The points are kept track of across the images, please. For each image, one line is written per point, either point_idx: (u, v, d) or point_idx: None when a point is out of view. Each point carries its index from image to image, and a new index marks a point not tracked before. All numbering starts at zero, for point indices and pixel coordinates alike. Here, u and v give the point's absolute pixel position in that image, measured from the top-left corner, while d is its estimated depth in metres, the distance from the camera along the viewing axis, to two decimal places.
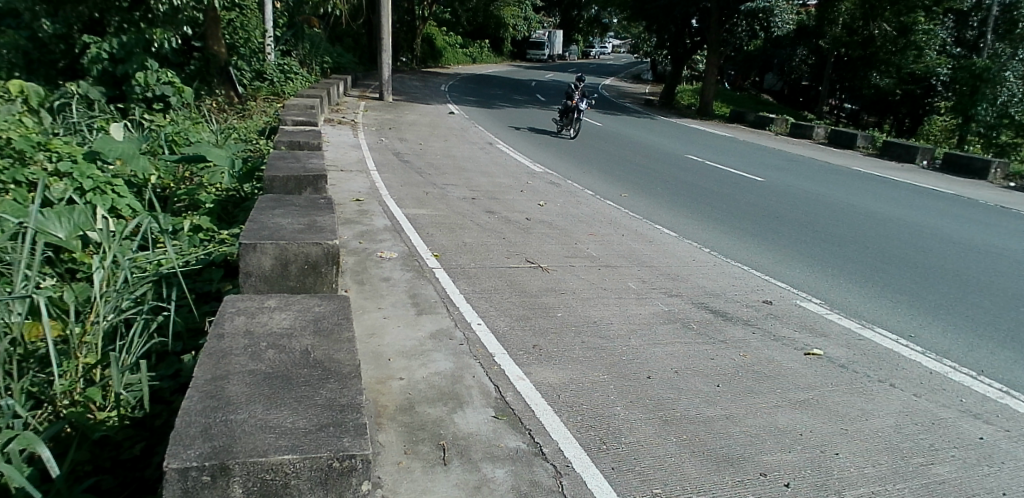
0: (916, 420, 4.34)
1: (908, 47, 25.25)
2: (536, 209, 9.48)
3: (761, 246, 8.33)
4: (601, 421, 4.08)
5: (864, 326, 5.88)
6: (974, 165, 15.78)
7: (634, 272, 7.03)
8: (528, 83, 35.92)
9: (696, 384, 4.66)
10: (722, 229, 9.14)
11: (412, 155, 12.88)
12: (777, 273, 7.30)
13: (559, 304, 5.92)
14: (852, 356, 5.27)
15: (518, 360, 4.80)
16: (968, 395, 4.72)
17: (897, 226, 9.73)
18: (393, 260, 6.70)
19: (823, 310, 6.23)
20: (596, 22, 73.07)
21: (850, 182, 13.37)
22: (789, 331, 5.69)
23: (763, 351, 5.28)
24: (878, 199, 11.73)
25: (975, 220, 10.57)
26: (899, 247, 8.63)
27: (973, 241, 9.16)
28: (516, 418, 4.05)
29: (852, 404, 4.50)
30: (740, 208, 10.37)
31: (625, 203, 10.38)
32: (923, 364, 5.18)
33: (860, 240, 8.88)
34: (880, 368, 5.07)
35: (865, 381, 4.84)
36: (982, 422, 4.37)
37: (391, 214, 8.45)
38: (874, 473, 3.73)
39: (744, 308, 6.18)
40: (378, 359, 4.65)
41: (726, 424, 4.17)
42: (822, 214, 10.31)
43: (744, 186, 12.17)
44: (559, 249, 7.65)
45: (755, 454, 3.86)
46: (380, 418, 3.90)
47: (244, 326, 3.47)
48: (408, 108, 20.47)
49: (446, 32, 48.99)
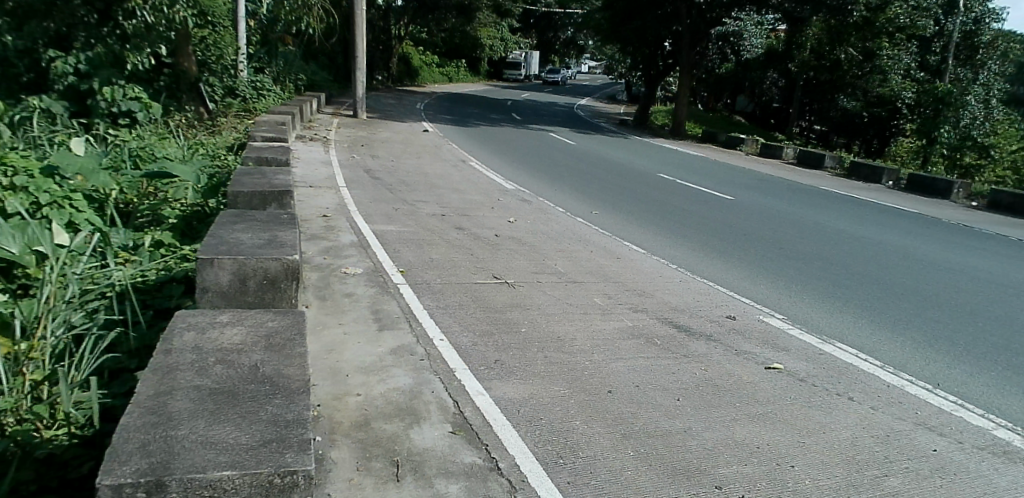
0: (872, 433, 4.38)
1: (873, 71, 26.11)
2: (506, 225, 9.50)
3: (729, 263, 8.38)
4: (560, 435, 4.06)
5: (824, 341, 5.94)
6: (938, 185, 16.20)
7: (601, 287, 7.06)
8: (505, 102, 36.10)
9: (656, 397, 4.67)
10: (690, 245, 9.19)
11: (383, 172, 12.83)
12: (741, 288, 7.37)
13: (524, 320, 5.91)
14: (811, 370, 5.31)
15: (479, 375, 4.77)
16: (924, 406, 4.81)
17: (862, 245, 9.85)
18: (357, 276, 6.66)
19: (785, 325, 6.29)
20: (574, 44, 74.18)
21: (817, 200, 13.59)
22: (750, 346, 5.73)
23: (723, 365, 5.30)
24: (843, 217, 11.94)
25: (936, 237, 10.80)
26: (863, 263, 8.76)
27: (935, 258, 9.33)
28: (473, 434, 4.01)
29: (809, 418, 4.53)
30: (708, 226, 10.48)
31: (596, 220, 10.42)
32: (881, 377, 5.25)
33: (826, 256, 9.00)
34: (839, 382, 5.12)
35: (823, 394, 4.89)
36: (936, 434, 4.42)
37: (358, 230, 8.41)
38: (829, 485, 3.75)
39: (710, 323, 6.22)
40: (334, 375, 4.58)
41: (684, 437, 4.17)
42: (789, 231, 10.43)
43: (714, 204, 12.30)
44: (526, 264, 7.66)
45: (711, 466, 3.87)
46: (333, 435, 3.85)
47: (194, 342, 3.40)
48: (381, 125, 20.51)
49: (422, 51, 49.48)
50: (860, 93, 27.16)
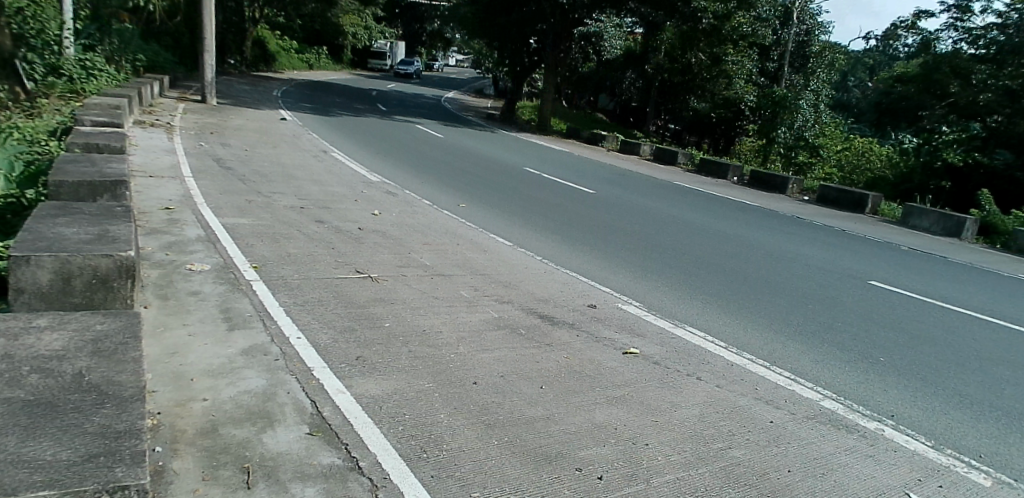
0: (717, 409, 4.71)
1: (720, 75, 28.04)
2: (370, 218, 9.27)
3: (591, 254, 8.64)
4: (423, 430, 3.99)
5: (677, 325, 6.28)
6: (775, 181, 17.58)
7: (466, 280, 7.04)
8: (368, 91, 35.25)
9: (519, 386, 4.72)
10: (554, 238, 9.38)
11: (235, 162, 12.13)
12: (602, 278, 7.62)
13: (387, 314, 5.78)
14: (664, 353, 5.59)
15: (339, 373, 4.60)
16: (763, 382, 5.27)
17: (711, 236, 10.49)
18: (204, 273, 6.24)
19: (642, 311, 6.56)
20: (440, 37, 73.85)
21: (671, 194, 14.35)
22: (609, 332, 5.93)
23: (584, 352, 5.45)
24: (694, 210, 12.69)
25: (775, 229, 11.74)
26: (712, 253, 9.34)
27: (773, 248, 10.13)
28: (332, 434, 3.86)
29: (662, 398, 4.78)
30: (571, 218, 10.76)
31: (462, 213, 10.40)
32: (727, 357, 5.65)
33: (680, 247, 9.51)
34: (689, 363, 5.45)
35: (676, 376, 5.17)
36: (772, 407, 4.86)
37: (206, 224, 7.89)
38: (680, 460, 4.01)
39: (571, 312, 6.36)
40: (178, 380, 4.26)
41: (546, 423, 4.25)
42: (646, 223, 10.92)
43: (576, 197, 12.67)
44: (390, 258, 7.50)
45: (571, 449, 3.98)
46: (175, 444, 3.57)
47: (3, 350, 3.02)
48: (234, 112, 19.41)
49: (280, 36, 47.37)
50: (709, 95, 28.56)
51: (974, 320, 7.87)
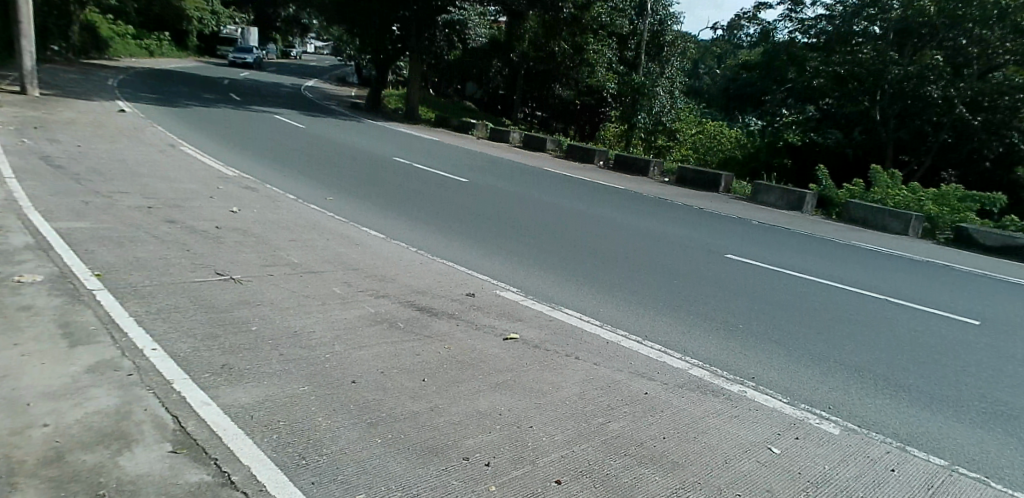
0: (596, 386, 4.92)
1: (582, 63, 28.64)
2: (229, 216, 8.74)
3: (466, 242, 8.63)
4: (301, 434, 3.82)
5: (553, 307, 6.42)
6: (638, 164, 18.32)
7: (338, 276, 6.80)
8: (220, 80, 33.25)
9: (400, 381, 4.61)
10: (428, 227, 9.29)
11: (69, 160, 11.04)
12: (478, 265, 7.64)
13: (255, 317, 5.47)
14: (543, 336, 5.69)
15: (204, 383, 4.30)
16: (636, 356, 5.57)
17: (580, 218, 10.81)
18: (37, 285, 5.62)
19: (519, 296, 6.65)
20: (295, 22, 71.01)
21: (540, 180, 14.63)
22: (488, 319, 5.94)
23: (464, 341, 5.41)
24: (563, 194, 13.01)
25: (638, 209, 12.28)
26: (582, 235, 9.62)
27: (639, 228, 10.61)
28: (200, 449, 3.59)
29: (543, 380, 4.89)
30: (444, 207, 10.70)
31: (330, 206, 10.05)
32: (602, 335, 5.88)
33: (552, 230, 9.72)
34: (567, 344, 5.60)
35: (555, 358, 5.29)
36: (646, 380, 5.17)
37: (37, 230, 7.12)
38: (563, 439, 4.17)
39: (449, 302, 6.30)
40: (12, 406, 3.80)
41: (431, 415, 4.19)
42: (518, 209, 11.06)
43: (447, 185, 12.61)
44: (254, 257, 7.11)
45: (457, 439, 3.97)
46: (13, 478, 3.19)
47: None
48: (65, 105, 17.66)
49: (115, 21, 43.61)
50: (572, 83, 29.67)
51: (812, 283, 8.70)
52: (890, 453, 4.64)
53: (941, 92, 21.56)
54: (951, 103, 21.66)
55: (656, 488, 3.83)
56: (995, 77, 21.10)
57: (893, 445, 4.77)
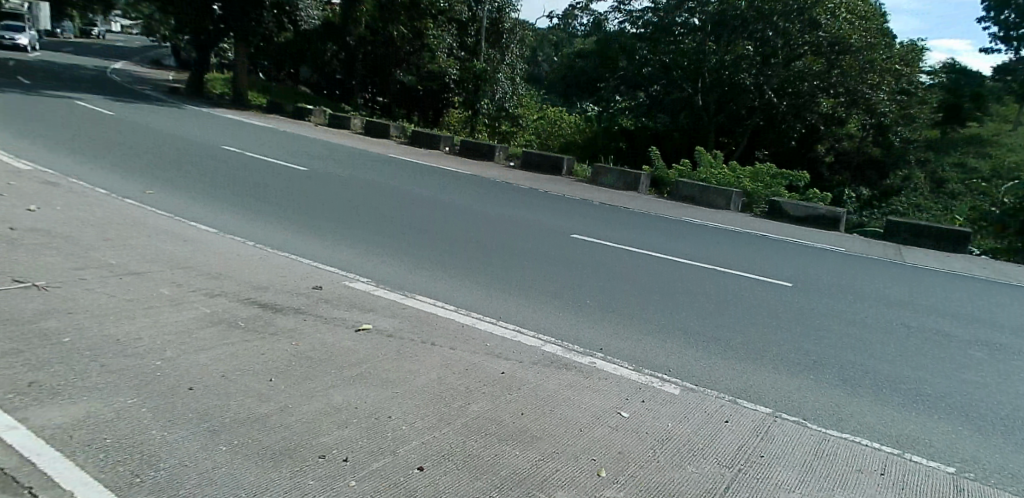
0: (454, 370, 4.91)
1: (422, 48, 28.66)
2: (30, 216, 7.76)
3: (309, 234, 8.26)
4: (134, 451, 3.48)
5: (405, 295, 6.33)
6: (483, 149, 18.46)
7: (166, 276, 6.27)
8: (8, 63, 29.42)
9: (245, 383, 4.33)
10: (267, 219, 8.80)
11: None
12: (324, 257, 7.34)
13: (68, 328, 4.91)
14: (395, 325, 5.58)
15: (10, 407, 3.78)
16: (492, 338, 5.63)
17: (427, 204, 10.72)
18: None
19: (368, 286, 6.47)
20: None
21: (384, 166, 14.34)
22: (337, 312, 5.73)
23: (313, 336, 5.19)
24: (407, 180, 12.84)
25: (484, 193, 12.41)
26: (430, 221, 9.55)
27: (486, 211, 10.72)
28: (10, 480, 3.17)
29: (399, 369, 4.80)
30: (283, 197, 10.18)
31: (154, 201, 9.22)
32: (457, 319, 5.89)
33: (399, 217, 9.56)
34: (421, 330, 5.53)
35: (410, 346, 5.21)
36: (502, 359, 5.23)
37: None
38: (422, 426, 4.12)
39: (295, 297, 6.00)
40: None
41: (281, 416, 3.98)
42: (362, 197, 10.75)
43: (285, 175, 12.01)
44: (64, 260, 6.39)
45: (311, 437, 3.81)
46: None
47: None
48: None
49: None
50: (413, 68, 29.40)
51: (651, 257, 9.23)
52: (725, 406, 5.03)
53: (753, 79, 23.99)
54: (761, 90, 24.18)
55: (516, 464, 3.90)
56: (795, 66, 23.63)
57: (726, 399, 5.16)
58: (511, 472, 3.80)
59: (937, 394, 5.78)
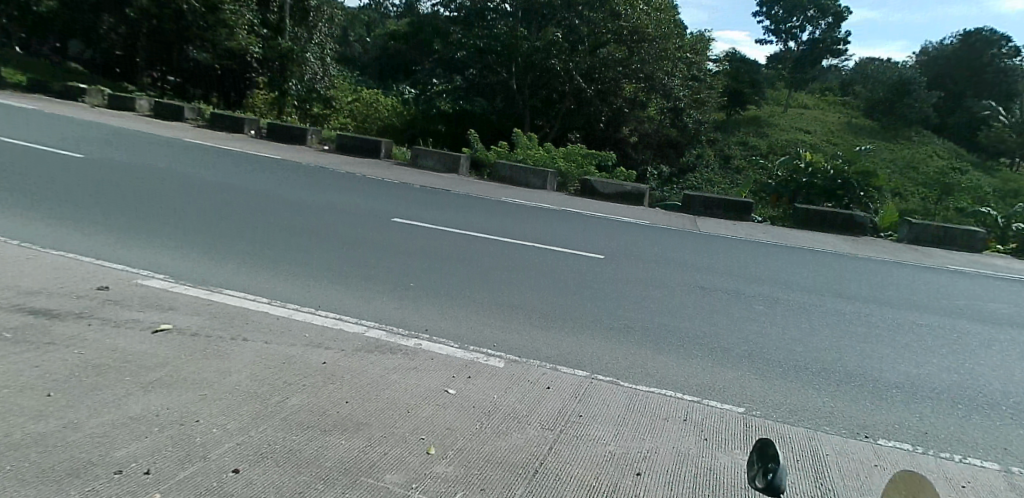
0: (269, 364, 4.64)
1: (218, 24, 24.57)
2: None
3: (94, 230, 7.39)
4: None
5: (211, 291, 5.87)
6: (293, 132, 17.60)
7: None
8: None
9: (17, 402, 3.79)
10: (41, 216, 7.74)
11: None
12: (114, 255, 6.60)
13: None
14: (201, 322, 5.16)
15: None
16: (311, 327, 5.39)
17: (233, 192, 10.02)
18: None
19: (168, 283, 5.92)
20: None
21: (182, 153, 13.20)
22: (131, 313, 5.19)
23: (102, 341, 4.66)
24: (210, 167, 11.91)
25: (296, 178, 11.83)
26: (238, 210, 8.93)
27: (300, 197, 10.23)
28: None
29: (207, 368, 4.45)
30: (60, 190, 9.01)
31: None
32: (271, 311, 5.57)
33: (201, 207, 8.84)
34: (231, 326, 5.16)
35: (219, 343, 4.85)
36: (323, 349, 5.03)
37: None
38: (237, 426, 3.87)
39: (76, 301, 5.34)
40: None
41: (66, 434, 3.55)
42: (157, 186, 9.80)
43: (61, 165, 10.63)
44: None
45: (104, 453, 3.45)
46: None
47: None
48: None
49: None
50: (208, 45, 25.29)
51: (474, 238, 9.30)
52: (547, 374, 5.22)
53: (562, 65, 24.74)
54: (570, 75, 25.06)
55: (341, 453, 3.80)
56: (600, 53, 24.75)
57: (547, 367, 5.36)
58: (336, 462, 3.70)
59: (730, 345, 6.41)
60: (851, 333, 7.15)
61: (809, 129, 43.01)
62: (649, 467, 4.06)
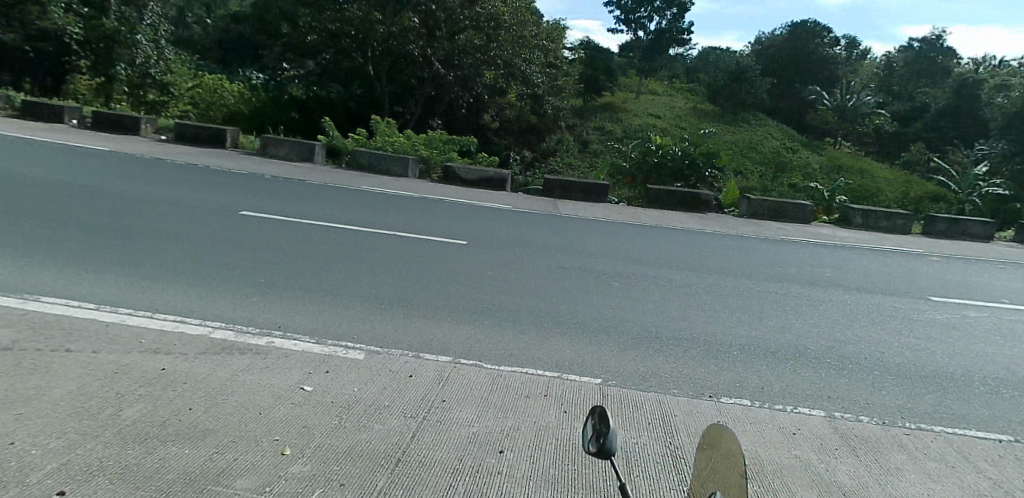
0: (97, 374, 4.24)
1: None
2: None
3: None
4: None
5: (28, 300, 5.27)
6: (125, 122, 16.22)
7: None
8: None
9: None
10: None
11: None
12: None
13: None
14: (14, 335, 4.62)
15: None
16: (147, 332, 4.97)
17: (55, 189, 9.05)
18: None
19: None
20: None
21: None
22: None
23: None
24: (26, 162, 10.70)
25: (130, 172, 10.88)
26: (61, 209, 8.08)
27: (135, 193, 9.42)
28: None
29: (22, 386, 4.00)
30: None
31: None
32: (99, 318, 5.08)
33: (15, 208, 7.91)
34: (51, 337, 4.65)
35: (37, 356, 4.35)
36: (161, 354, 4.65)
37: None
38: (61, 446, 3.52)
39: None
40: None
41: None
42: None
43: None
44: None
45: None
46: None
47: None
48: None
49: None
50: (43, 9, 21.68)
51: (331, 229, 8.98)
52: (408, 363, 5.11)
53: (420, 50, 24.43)
54: (429, 61, 24.86)
55: (185, 463, 3.53)
56: (459, 39, 24.59)
57: (409, 355, 5.26)
58: (179, 474, 3.44)
59: (588, 322, 6.59)
60: (698, 302, 7.59)
61: (660, 114, 45.25)
62: (512, 443, 4.10)
